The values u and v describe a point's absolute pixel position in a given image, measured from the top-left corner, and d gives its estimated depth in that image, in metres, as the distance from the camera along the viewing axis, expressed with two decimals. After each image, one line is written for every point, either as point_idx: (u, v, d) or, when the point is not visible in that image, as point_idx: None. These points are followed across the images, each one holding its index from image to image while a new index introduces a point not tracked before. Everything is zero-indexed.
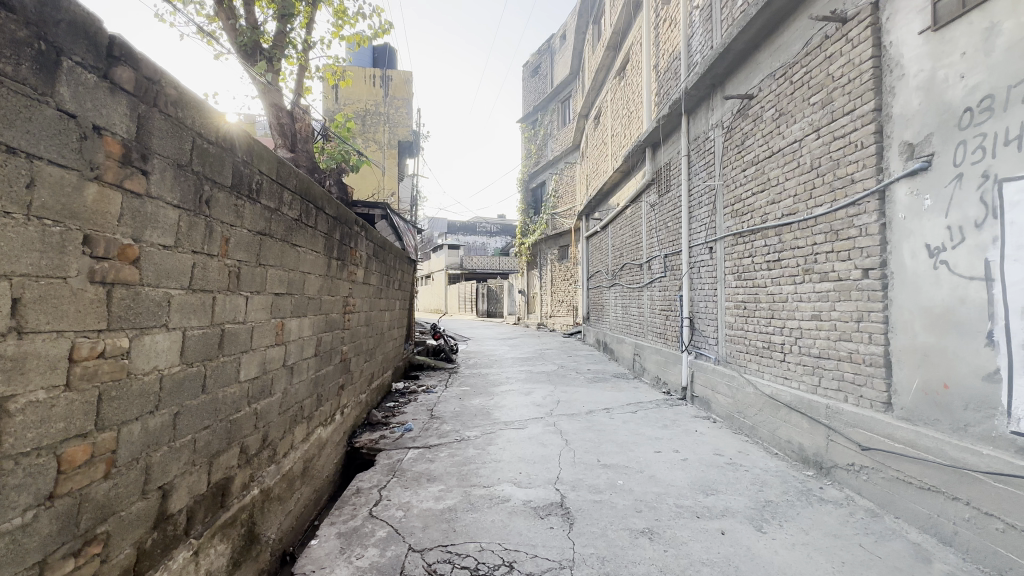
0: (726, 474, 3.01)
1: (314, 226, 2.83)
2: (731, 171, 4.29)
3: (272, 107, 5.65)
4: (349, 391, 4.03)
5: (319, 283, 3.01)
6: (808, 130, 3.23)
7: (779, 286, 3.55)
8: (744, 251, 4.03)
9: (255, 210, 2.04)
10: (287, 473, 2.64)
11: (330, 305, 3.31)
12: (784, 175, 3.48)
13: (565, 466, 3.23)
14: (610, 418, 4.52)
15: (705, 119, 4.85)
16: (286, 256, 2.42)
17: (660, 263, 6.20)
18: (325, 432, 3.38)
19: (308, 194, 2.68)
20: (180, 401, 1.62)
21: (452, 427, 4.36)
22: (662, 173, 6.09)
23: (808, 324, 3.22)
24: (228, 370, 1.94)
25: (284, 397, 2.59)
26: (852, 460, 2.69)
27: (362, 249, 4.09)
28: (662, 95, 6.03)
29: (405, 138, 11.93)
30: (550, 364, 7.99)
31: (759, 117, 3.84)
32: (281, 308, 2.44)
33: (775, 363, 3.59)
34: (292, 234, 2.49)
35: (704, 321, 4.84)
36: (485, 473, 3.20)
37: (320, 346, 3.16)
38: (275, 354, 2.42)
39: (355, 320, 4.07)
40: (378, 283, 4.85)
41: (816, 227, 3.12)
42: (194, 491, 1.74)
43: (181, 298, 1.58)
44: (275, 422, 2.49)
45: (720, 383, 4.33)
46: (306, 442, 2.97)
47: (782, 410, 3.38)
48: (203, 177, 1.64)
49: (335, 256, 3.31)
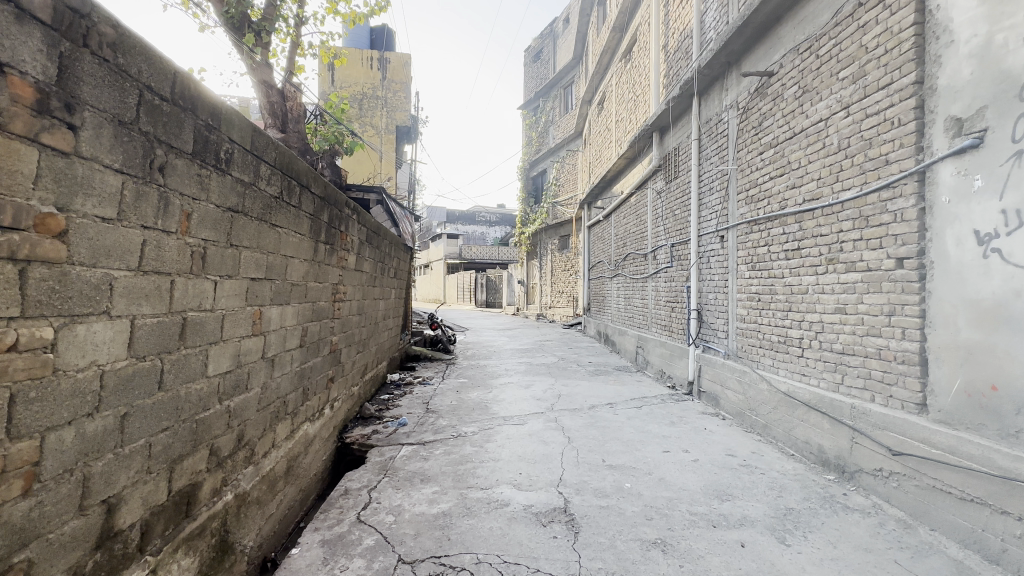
0: (741, 478, 2.81)
1: (298, 206, 2.60)
2: (746, 155, 4.04)
3: (262, 84, 5.37)
4: (340, 384, 3.81)
5: (303, 269, 2.77)
6: (836, 108, 2.98)
7: (798, 277, 3.32)
8: (760, 239, 3.80)
9: (224, 184, 1.81)
10: (267, 475, 2.43)
11: (317, 292, 3.08)
12: (807, 157, 3.23)
13: (568, 467, 3.02)
14: (614, 414, 4.31)
15: (718, 101, 4.60)
16: (264, 237, 2.19)
17: (666, 253, 5.96)
18: (312, 429, 3.17)
19: (291, 169, 2.43)
20: (130, 400, 1.40)
21: (448, 422, 4.15)
22: (671, 158, 5.82)
23: (830, 318, 3.01)
24: (193, 364, 1.72)
25: (264, 392, 2.37)
26: (880, 465, 2.49)
27: (354, 234, 3.86)
28: (671, 76, 5.76)
29: (403, 123, 11.61)
30: (550, 356, 7.77)
31: (779, 95, 3.58)
32: (259, 295, 2.21)
33: (792, 359, 3.38)
34: (272, 213, 2.25)
35: (713, 313, 4.61)
36: (483, 473, 2.99)
37: (306, 337, 2.93)
38: (253, 346, 2.19)
39: (347, 309, 3.84)
40: (372, 270, 4.62)
41: (843, 213, 2.89)
42: (150, 503, 1.53)
43: (128, 281, 1.34)
44: (253, 421, 2.27)
45: (730, 379, 4.13)
46: (289, 440, 2.76)
47: (799, 409, 3.18)
48: (155, 139, 1.40)
49: (323, 239, 3.07)
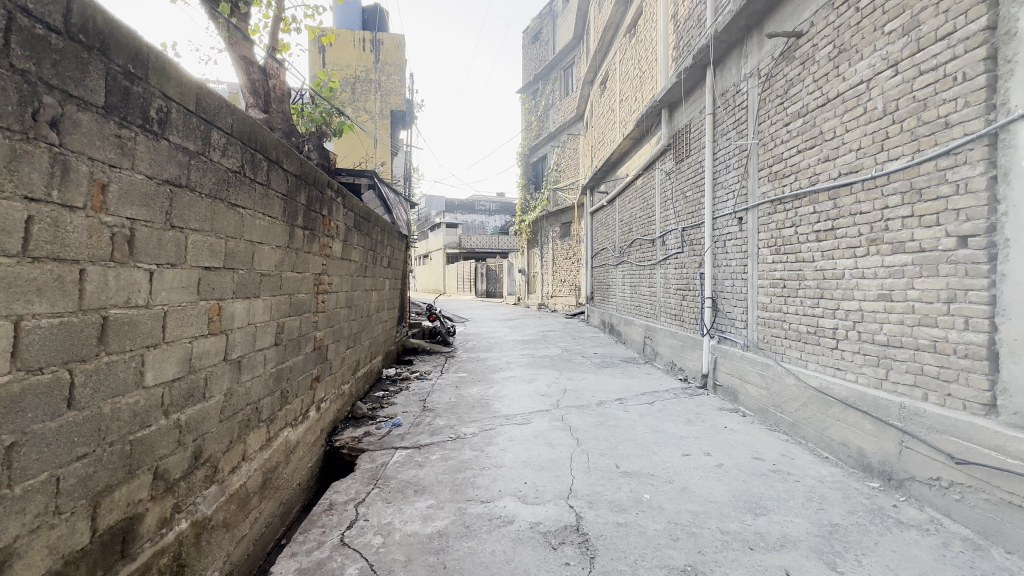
0: (772, 486, 2.50)
1: (267, 183, 2.25)
2: (769, 128, 3.68)
3: (241, 60, 4.97)
4: (327, 383, 3.49)
5: (276, 257, 2.43)
6: (881, 67, 2.62)
7: (831, 261, 2.99)
8: (785, 219, 3.45)
9: (158, 151, 1.47)
10: (236, 493, 2.12)
11: (296, 283, 2.75)
12: (845, 126, 2.88)
13: (578, 475, 2.71)
14: (624, 411, 4.00)
15: (737, 69, 4.21)
16: (220, 219, 1.85)
17: (676, 238, 5.62)
18: (294, 435, 2.87)
19: (255, 141, 2.09)
20: (20, 425, 1.08)
21: (446, 422, 3.85)
22: (682, 136, 5.44)
23: (871, 306, 2.68)
24: (124, 374, 1.40)
25: (230, 399, 2.06)
26: (938, 474, 2.19)
27: (340, 219, 3.51)
28: (681, 47, 5.36)
29: (398, 108, 11.16)
30: (553, 347, 7.46)
31: (809, 57, 3.21)
32: (217, 287, 1.88)
33: (823, 351, 3.06)
34: (230, 191, 1.91)
35: (730, 302, 4.28)
36: (484, 483, 2.68)
37: (283, 334, 2.60)
38: (210, 347, 1.87)
39: (332, 302, 3.51)
40: (362, 259, 4.28)
41: (889, 186, 2.55)
42: (63, 549, 1.21)
43: (6, 271, 1.02)
44: (215, 434, 1.95)
45: (751, 373, 3.81)
46: (265, 450, 2.45)
47: (833, 407, 2.86)
48: (39, 80, 1.07)
49: (300, 223, 2.73)
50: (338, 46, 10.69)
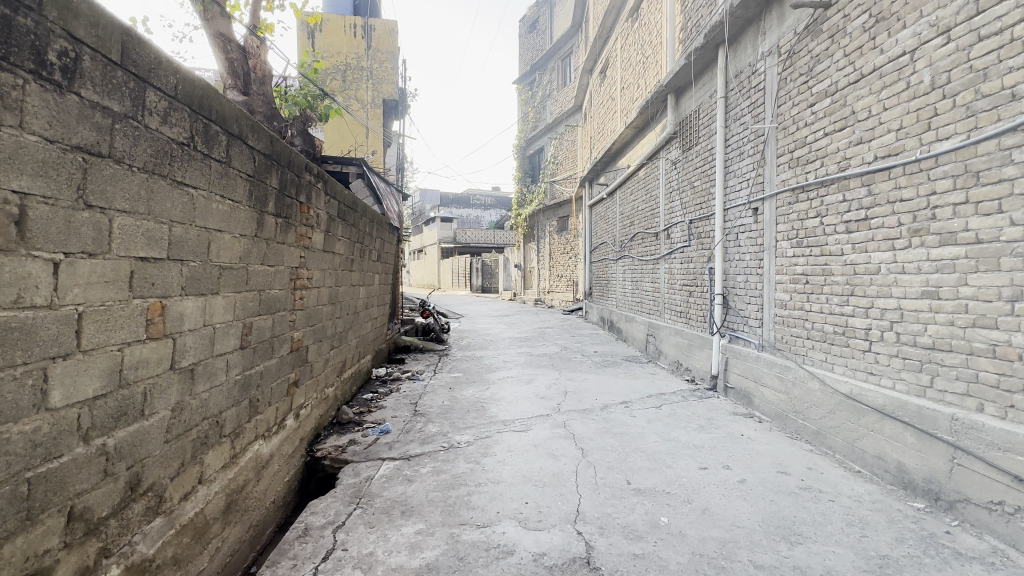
0: (805, 508, 2.22)
1: (227, 161, 1.92)
2: (790, 110, 3.38)
3: (218, 37, 4.58)
4: (306, 388, 3.17)
5: (240, 247, 2.10)
6: (929, 35, 2.32)
7: (864, 255, 2.70)
8: (809, 209, 3.17)
9: (62, 108, 1.15)
10: (191, 522, 1.81)
11: (267, 278, 2.43)
12: (882, 104, 2.59)
13: (586, 494, 2.42)
14: (630, 416, 3.72)
15: (754, 47, 3.91)
16: (161, 200, 1.53)
17: (682, 231, 5.34)
18: (267, 448, 2.56)
19: (209, 108, 1.76)
20: None
21: (439, 429, 3.54)
22: (690, 123, 5.13)
23: (912, 304, 2.39)
24: (14, 396, 1.08)
25: (181, 413, 1.75)
26: (1001, 498, 1.92)
27: (320, 207, 3.18)
28: (689, 28, 5.05)
29: (391, 96, 10.75)
30: (552, 345, 7.17)
31: (840, 29, 2.92)
32: (159, 282, 1.56)
33: (854, 354, 2.78)
34: (175, 166, 1.58)
35: (743, 298, 4.00)
36: (479, 503, 2.38)
37: (250, 335, 2.28)
38: (150, 355, 1.55)
39: (312, 299, 3.18)
40: (347, 252, 3.95)
41: (937, 169, 2.27)
42: None
43: None
44: (160, 457, 1.64)
45: (767, 376, 3.53)
46: (229, 469, 2.14)
47: (867, 417, 2.58)
48: None
49: (271, 210, 2.40)
50: (328, 31, 10.29)
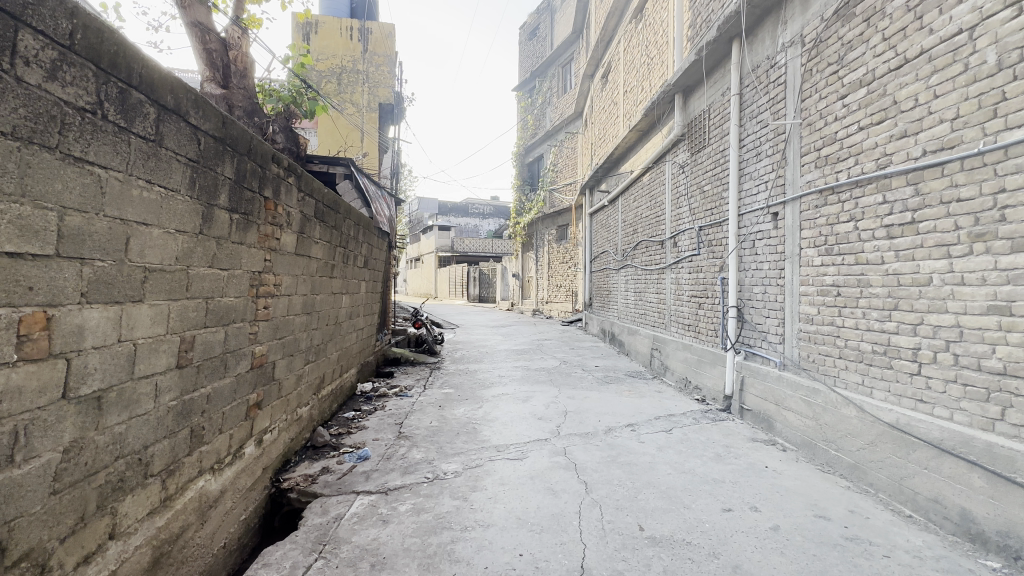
0: (857, 567, 1.83)
1: (156, 138, 1.57)
2: (817, 103, 3.06)
3: (195, 26, 4.24)
4: (272, 410, 2.79)
5: (178, 245, 1.74)
6: (992, 9, 2.00)
7: (911, 263, 2.35)
8: (840, 212, 2.83)
9: None
10: None
11: (218, 281, 2.07)
12: (931, 90, 2.27)
13: (591, 543, 2.03)
14: (638, 441, 3.35)
15: (773, 39, 3.60)
16: (41, 179, 1.17)
17: (689, 238, 5.01)
18: (216, 483, 2.17)
19: (127, 69, 1.41)
20: None
21: (424, 456, 3.15)
22: (700, 124, 4.81)
23: (976, 320, 2.04)
24: None
25: (80, 449, 1.37)
26: None
27: (292, 204, 2.82)
28: (699, 23, 4.77)
29: (387, 100, 10.50)
30: (551, 359, 6.79)
31: (878, 9, 2.60)
32: (40, 286, 1.20)
33: (898, 377, 2.41)
34: (69, 137, 1.24)
35: (761, 311, 3.64)
36: (464, 555, 1.99)
37: (192, 349, 1.91)
38: (25, 383, 1.18)
39: (281, 308, 2.82)
40: (326, 256, 3.59)
41: (1007, 163, 1.93)
42: None
43: None
44: (43, 510, 1.26)
45: (791, 399, 3.16)
46: (160, 513, 1.76)
47: (921, 453, 2.21)
48: None
49: (224, 203, 2.05)
50: (323, 34, 10.06)
